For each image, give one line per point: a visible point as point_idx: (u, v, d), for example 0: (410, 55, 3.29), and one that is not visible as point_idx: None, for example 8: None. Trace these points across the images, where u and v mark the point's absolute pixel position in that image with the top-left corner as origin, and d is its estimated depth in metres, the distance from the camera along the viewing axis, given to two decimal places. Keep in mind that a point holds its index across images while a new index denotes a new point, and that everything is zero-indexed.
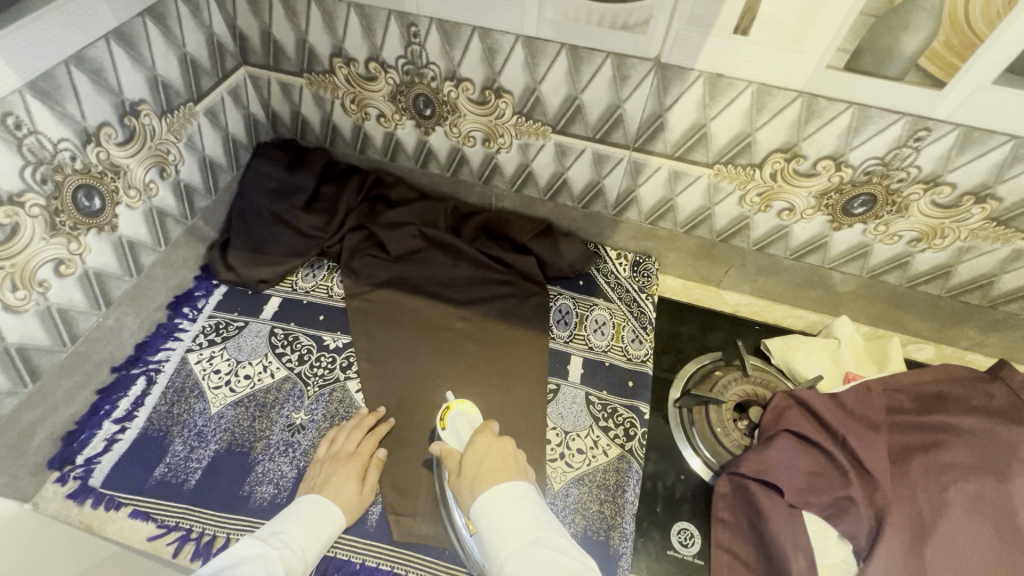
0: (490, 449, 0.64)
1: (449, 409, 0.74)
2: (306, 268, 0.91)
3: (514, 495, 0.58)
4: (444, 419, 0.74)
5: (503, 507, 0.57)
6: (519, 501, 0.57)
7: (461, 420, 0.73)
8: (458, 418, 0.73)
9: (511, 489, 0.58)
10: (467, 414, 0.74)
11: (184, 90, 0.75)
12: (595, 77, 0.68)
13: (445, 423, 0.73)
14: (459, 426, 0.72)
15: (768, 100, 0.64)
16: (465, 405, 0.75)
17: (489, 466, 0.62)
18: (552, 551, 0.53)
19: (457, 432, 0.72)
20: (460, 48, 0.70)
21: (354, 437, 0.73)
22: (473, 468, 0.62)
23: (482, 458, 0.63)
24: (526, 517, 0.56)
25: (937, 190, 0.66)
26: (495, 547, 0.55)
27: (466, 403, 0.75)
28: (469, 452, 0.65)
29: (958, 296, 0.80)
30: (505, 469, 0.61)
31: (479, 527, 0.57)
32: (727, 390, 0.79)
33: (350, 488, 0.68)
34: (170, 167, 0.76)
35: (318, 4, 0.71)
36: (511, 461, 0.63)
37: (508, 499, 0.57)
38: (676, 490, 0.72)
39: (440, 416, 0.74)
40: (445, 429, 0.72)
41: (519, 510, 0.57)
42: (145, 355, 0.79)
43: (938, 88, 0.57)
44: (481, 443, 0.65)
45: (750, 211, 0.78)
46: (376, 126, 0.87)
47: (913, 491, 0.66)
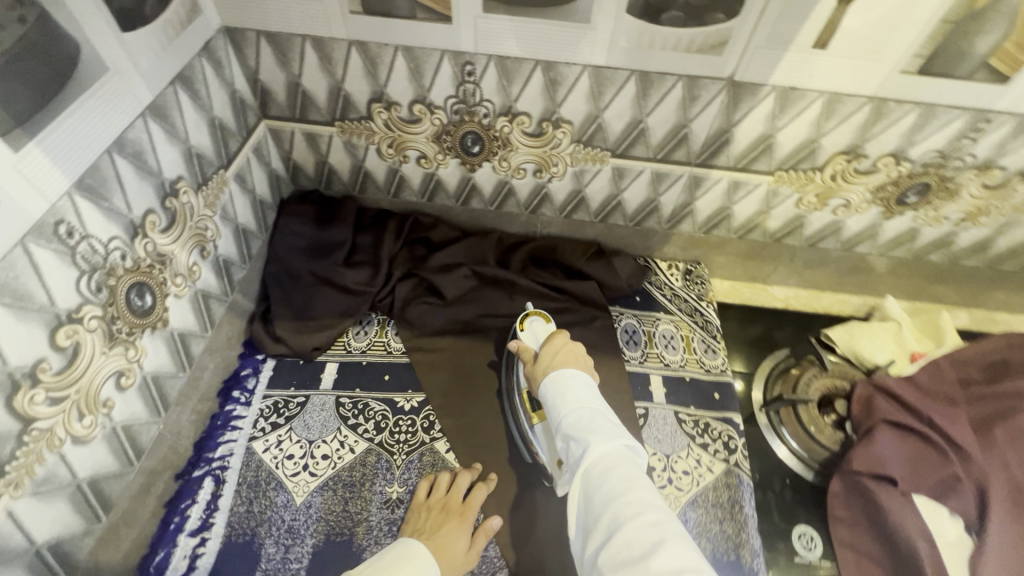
0: (564, 347, 0.67)
1: (527, 315, 0.77)
2: (355, 326, 0.85)
3: (578, 377, 0.60)
4: (523, 322, 0.76)
5: (568, 380, 0.59)
6: (581, 381, 0.59)
7: (539, 326, 0.75)
8: (535, 322, 0.76)
9: (578, 374, 0.60)
10: (544, 321, 0.76)
11: (215, 157, 0.67)
12: (664, 99, 0.67)
13: (523, 326, 0.76)
14: (537, 329, 0.75)
15: (837, 108, 0.65)
16: (543, 314, 0.78)
17: (560, 360, 0.65)
18: (604, 417, 0.55)
19: (534, 333, 0.74)
20: (520, 83, 0.67)
21: (458, 484, 0.70)
22: (546, 356, 0.66)
23: (555, 351, 0.67)
24: (589, 394, 0.58)
25: (989, 174, 0.70)
26: (555, 408, 0.57)
27: (542, 312, 0.77)
28: (544, 346, 0.68)
29: (993, 264, 0.85)
30: (576, 362, 0.64)
31: (546, 396, 0.60)
32: (809, 387, 0.81)
33: (458, 542, 0.64)
34: (209, 244, 0.68)
35: (361, 48, 0.66)
36: (583, 359, 0.66)
37: (572, 377, 0.59)
38: (786, 496, 0.74)
39: (518, 319, 0.78)
40: (522, 330, 0.75)
41: (580, 386, 0.58)
42: (205, 454, 0.71)
43: (1002, 84, 0.60)
44: (558, 340, 0.69)
45: (806, 210, 0.80)
46: (414, 167, 0.82)
47: (1003, 458, 0.70)
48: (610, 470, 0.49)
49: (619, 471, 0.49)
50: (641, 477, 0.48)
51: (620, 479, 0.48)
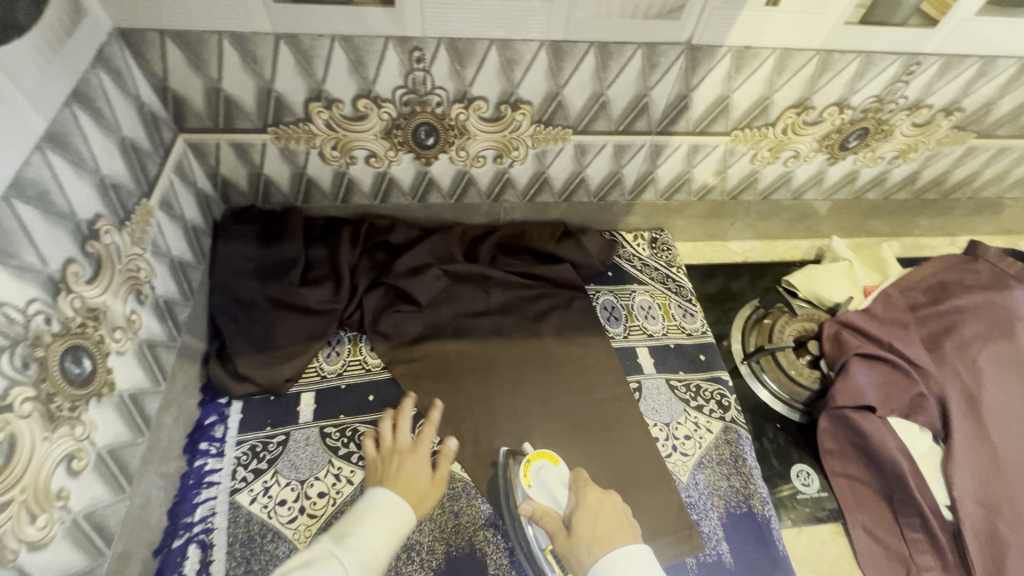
0: (602, 506, 0.61)
1: (531, 463, 0.67)
2: (325, 348, 0.79)
3: (640, 559, 0.53)
4: (527, 473, 0.66)
5: (631, 571, 0.52)
6: (646, 567, 0.53)
7: (549, 475, 0.66)
8: (544, 471, 0.67)
9: (636, 554, 0.54)
10: (553, 466, 0.67)
11: (135, 185, 0.58)
12: (624, 69, 0.65)
13: (528, 478, 0.66)
14: (547, 479, 0.66)
15: (788, 63, 0.66)
16: (550, 454, 0.69)
17: (603, 526, 0.58)
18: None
19: (548, 487, 0.65)
20: (474, 65, 0.62)
21: (402, 429, 0.69)
22: (586, 524, 0.58)
23: (593, 515, 0.60)
24: None
25: (918, 113, 0.75)
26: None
27: (548, 455, 0.68)
28: (578, 511, 0.60)
29: (919, 195, 0.93)
30: (622, 529, 0.58)
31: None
32: (784, 333, 0.85)
33: (422, 476, 0.64)
34: (145, 286, 0.59)
35: (291, 42, 0.58)
36: (624, 517, 0.60)
37: (635, 564, 0.53)
38: (779, 439, 0.78)
39: (521, 467, 0.67)
40: (531, 486, 0.66)
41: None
42: (183, 519, 0.64)
43: (932, 26, 0.63)
44: (591, 498, 0.62)
45: (760, 165, 0.82)
46: (364, 169, 0.75)
47: (954, 369, 0.78)
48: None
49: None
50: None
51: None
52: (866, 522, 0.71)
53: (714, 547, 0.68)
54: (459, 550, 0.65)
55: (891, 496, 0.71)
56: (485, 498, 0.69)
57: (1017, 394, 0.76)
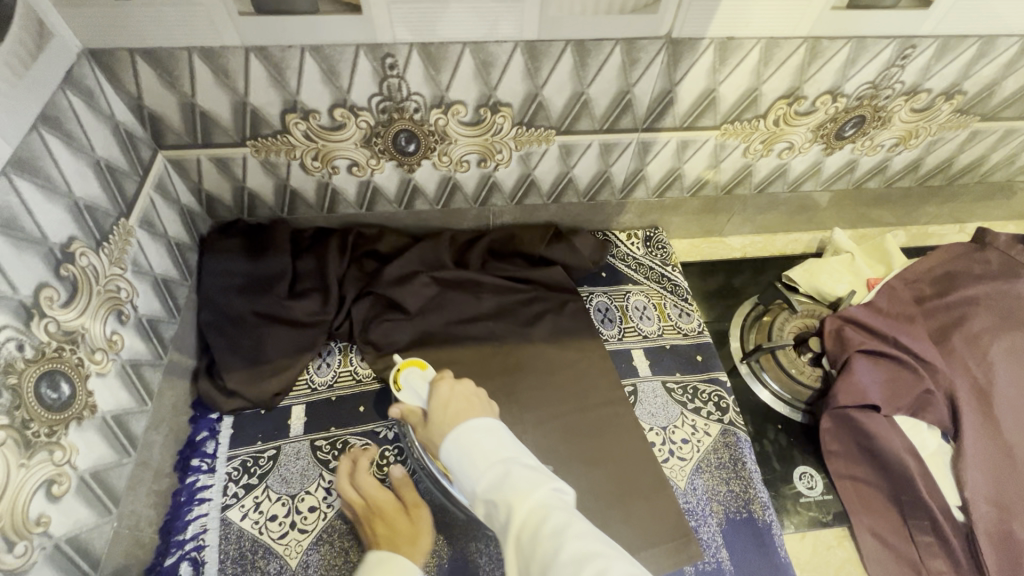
0: (454, 395, 0.63)
1: (401, 370, 0.70)
2: (316, 360, 0.79)
3: (483, 427, 0.56)
4: (397, 380, 0.69)
5: (473, 436, 0.55)
6: (488, 430, 0.55)
7: (416, 378, 0.69)
8: (410, 376, 0.69)
9: (477, 423, 0.56)
10: (420, 370, 0.70)
11: (112, 206, 0.58)
12: (604, 67, 0.63)
13: (399, 384, 0.69)
14: (414, 382, 0.69)
15: (775, 52, 0.64)
16: (417, 361, 0.71)
17: (453, 410, 0.61)
18: (517, 467, 0.52)
19: (414, 389, 0.68)
20: (449, 70, 0.61)
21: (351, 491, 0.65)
22: (439, 413, 0.61)
23: (446, 402, 0.62)
24: (496, 444, 0.54)
25: (916, 98, 0.72)
26: (463, 474, 0.53)
27: (417, 361, 0.71)
28: (432, 402, 0.63)
29: (924, 182, 0.90)
30: (471, 409, 0.60)
31: (453, 458, 0.55)
32: (784, 331, 0.82)
33: (399, 516, 0.62)
34: (126, 306, 0.59)
35: (261, 55, 0.57)
36: (474, 399, 0.62)
37: (477, 431, 0.55)
38: (782, 441, 0.75)
39: (392, 377, 0.70)
40: (400, 391, 0.69)
41: (489, 440, 0.54)
42: (175, 538, 0.64)
43: (925, 8, 0.60)
44: (444, 390, 0.64)
45: (753, 158, 0.80)
46: (347, 178, 0.75)
47: (963, 364, 0.75)
48: (538, 526, 0.46)
49: (551, 524, 0.45)
50: (573, 521, 0.46)
51: (550, 539, 0.44)
52: (872, 525, 0.69)
53: (712, 554, 0.66)
54: (451, 562, 0.65)
55: (899, 498, 0.68)
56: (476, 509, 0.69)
57: None
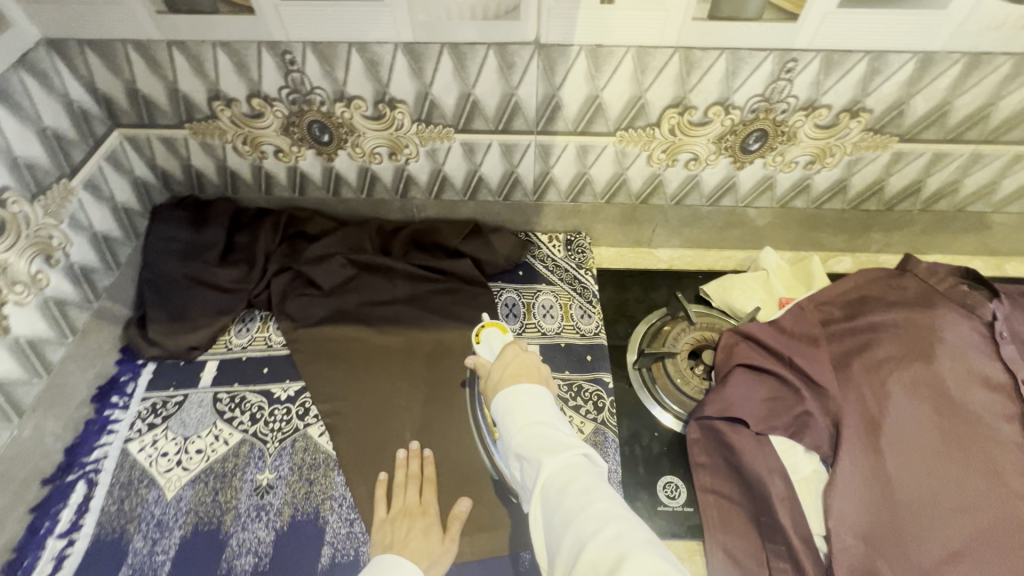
0: (516, 360, 0.65)
1: (483, 327, 0.74)
2: (238, 323, 0.87)
3: (531, 391, 0.58)
4: (479, 334, 0.73)
5: (520, 397, 0.58)
6: (533, 393, 0.58)
7: (495, 337, 0.72)
8: (491, 334, 0.73)
9: (527, 387, 0.59)
10: (501, 332, 0.73)
11: (54, 167, 0.69)
12: (482, 70, 0.68)
13: (479, 338, 0.73)
14: (493, 340, 0.72)
15: (648, 61, 0.66)
16: (500, 325, 0.75)
17: (514, 373, 0.63)
18: (556, 431, 0.54)
19: (491, 346, 0.71)
20: (342, 67, 0.69)
21: (408, 490, 0.71)
22: (498, 372, 0.64)
23: (507, 365, 0.64)
24: (537, 405, 0.57)
25: (817, 113, 0.71)
26: (506, 429, 0.57)
27: (499, 323, 0.75)
28: (495, 362, 0.66)
29: (858, 206, 0.86)
30: (529, 376, 0.62)
31: (499, 416, 0.58)
32: (678, 341, 0.82)
33: (431, 540, 0.66)
34: (57, 252, 0.70)
35: (181, 48, 0.67)
36: (536, 372, 0.63)
37: (524, 394, 0.58)
38: (654, 448, 0.75)
39: (475, 330, 0.74)
40: (478, 343, 0.72)
41: (533, 400, 0.57)
42: (79, 458, 0.73)
43: (793, 21, 0.61)
44: (509, 353, 0.66)
45: (659, 167, 0.81)
46: (276, 162, 0.84)
47: (858, 391, 0.71)
48: (565, 483, 0.49)
49: (577, 484, 0.48)
50: (597, 484, 0.49)
51: (577, 496, 0.47)
52: (725, 542, 0.66)
53: None
54: (304, 515, 0.70)
55: (758, 518, 0.66)
56: (340, 471, 0.73)
57: (930, 424, 0.68)
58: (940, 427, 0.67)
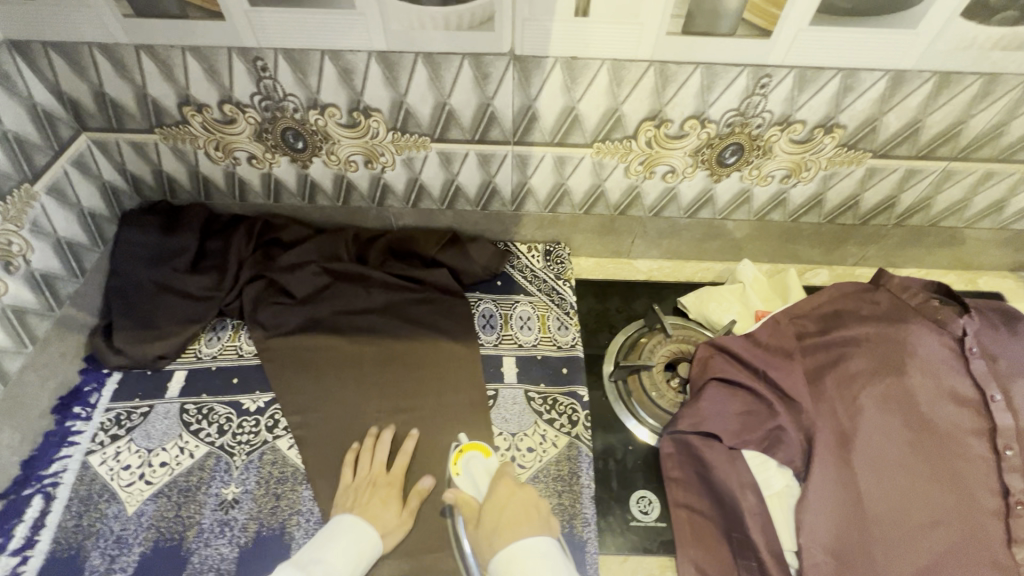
0: (512, 498, 0.63)
1: (462, 452, 0.72)
2: (208, 332, 0.85)
3: (536, 552, 0.56)
4: (457, 462, 0.71)
5: (526, 563, 0.55)
6: (539, 558, 0.55)
7: (476, 465, 0.70)
8: (472, 460, 0.71)
9: (530, 545, 0.56)
10: (481, 457, 0.71)
11: (15, 172, 0.67)
12: (458, 80, 0.67)
13: (458, 468, 0.71)
14: (473, 469, 0.70)
15: (624, 74, 0.66)
16: (480, 447, 0.73)
17: (509, 516, 0.61)
18: None
19: (472, 476, 0.70)
20: (315, 74, 0.68)
21: (377, 460, 0.72)
22: (494, 513, 0.62)
23: (502, 504, 0.63)
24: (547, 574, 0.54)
25: (791, 129, 0.72)
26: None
27: (479, 446, 0.73)
28: (489, 499, 0.64)
29: (834, 220, 0.87)
30: (528, 522, 0.60)
31: None
32: (654, 353, 0.81)
33: (389, 510, 0.68)
34: (16, 259, 0.68)
35: (148, 52, 0.66)
36: (534, 510, 0.62)
37: (527, 556, 0.55)
38: (627, 462, 0.74)
39: (453, 457, 0.72)
40: (458, 475, 0.70)
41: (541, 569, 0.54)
42: (37, 471, 0.71)
43: (766, 37, 0.61)
44: (502, 490, 0.65)
45: (637, 179, 0.81)
46: (249, 169, 0.82)
47: (831, 406, 0.71)
48: None
49: None
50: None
51: None
52: (697, 558, 0.66)
53: None
54: (269, 530, 0.68)
55: (729, 534, 0.66)
56: (308, 485, 0.72)
57: (901, 440, 0.68)
58: (912, 442, 0.68)
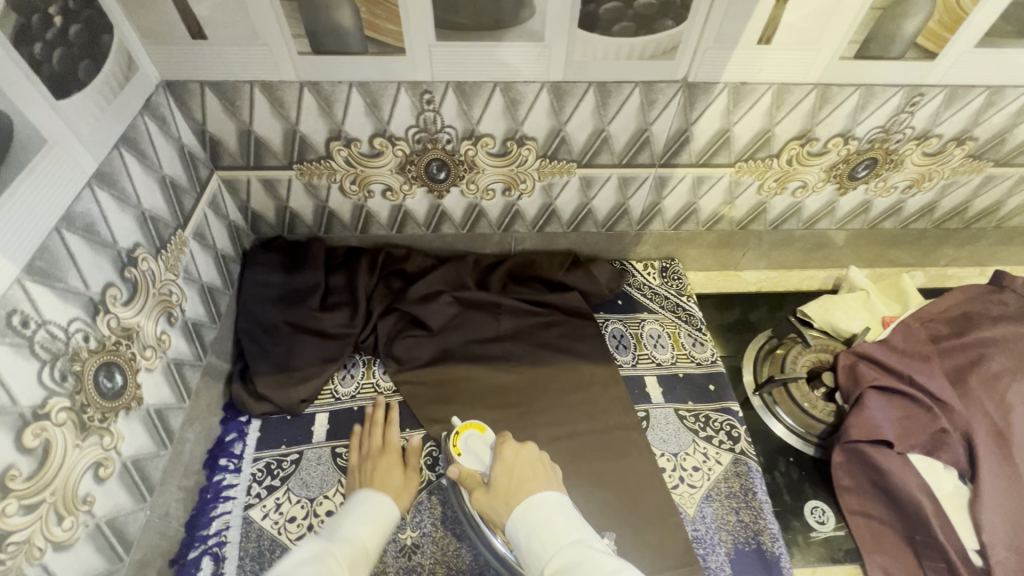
0: (518, 460, 0.62)
1: (459, 433, 0.69)
2: (341, 370, 0.82)
3: (552, 501, 0.54)
4: (457, 445, 0.68)
5: (543, 512, 0.53)
6: (557, 506, 0.53)
7: (476, 442, 0.68)
8: (471, 440, 0.68)
9: (546, 498, 0.54)
10: (479, 433, 0.69)
11: (171, 218, 0.64)
12: (623, 107, 0.68)
13: (459, 448, 0.68)
14: (475, 447, 0.68)
15: (786, 97, 0.68)
16: (477, 424, 0.70)
17: (519, 477, 0.60)
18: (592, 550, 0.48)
19: (475, 453, 0.67)
20: (480, 105, 0.67)
21: (374, 435, 0.74)
22: (503, 480, 0.60)
23: (511, 469, 0.61)
24: (565, 521, 0.52)
25: (928, 142, 0.75)
26: (535, 555, 0.50)
27: (475, 424, 0.70)
28: (496, 466, 0.62)
29: (941, 225, 0.91)
30: (538, 478, 0.59)
31: (522, 543, 0.52)
32: (797, 364, 0.83)
33: (394, 475, 0.69)
34: (176, 309, 0.64)
35: (313, 88, 0.64)
36: (542, 468, 0.61)
37: (545, 506, 0.53)
38: (793, 474, 0.76)
39: (450, 439, 0.69)
40: (460, 454, 0.67)
41: (560, 517, 0.52)
42: (199, 532, 0.67)
43: (932, 59, 0.64)
44: (507, 453, 0.63)
45: (767, 196, 0.83)
46: (381, 202, 0.80)
47: (982, 405, 0.74)
48: None
49: None
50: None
51: None
52: (884, 564, 0.67)
53: None
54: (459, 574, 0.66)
55: (914, 538, 0.67)
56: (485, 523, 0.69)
57: None
58: None
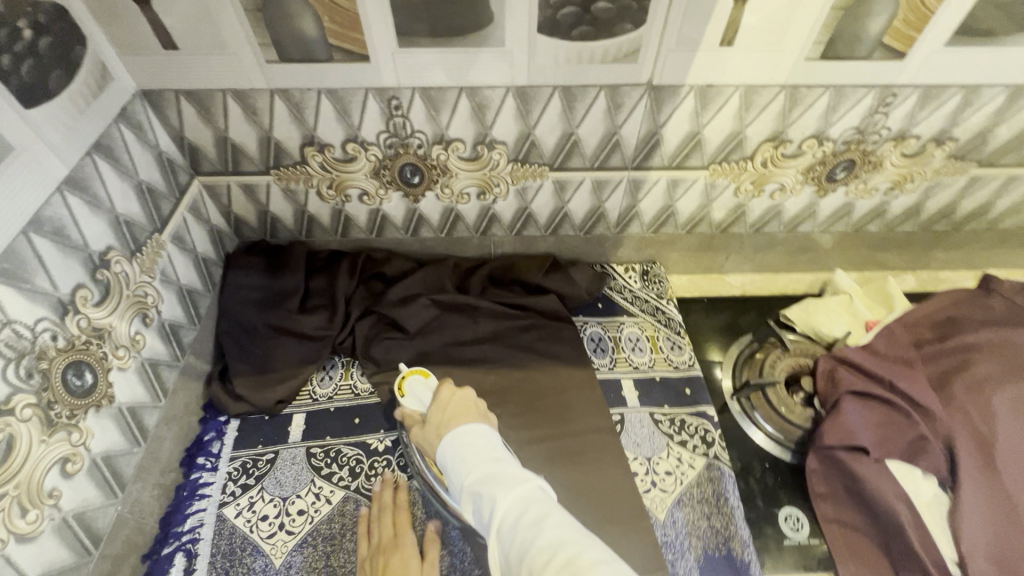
0: (453, 398, 0.65)
1: (405, 377, 0.74)
2: (320, 372, 0.83)
3: (477, 430, 0.58)
4: (402, 387, 0.73)
5: (469, 437, 0.56)
6: (482, 435, 0.57)
7: (418, 385, 0.73)
8: (414, 384, 0.73)
9: (474, 428, 0.58)
10: (422, 378, 0.74)
11: (148, 222, 0.66)
12: (590, 110, 0.68)
13: (403, 390, 0.73)
14: (418, 390, 0.72)
15: (755, 99, 0.67)
16: (421, 370, 0.76)
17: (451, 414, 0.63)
18: (509, 468, 0.52)
19: (417, 396, 0.71)
20: (448, 111, 0.68)
21: (384, 521, 0.68)
22: (437, 416, 0.64)
23: (446, 406, 0.64)
24: (486, 443, 0.56)
25: (906, 143, 0.74)
26: (458, 471, 0.54)
27: (420, 370, 0.75)
28: (431, 407, 0.65)
29: (929, 227, 0.89)
30: (468, 415, 0.62)
31: (447, 462, 0.56)
32: (775, 369, 0.83)
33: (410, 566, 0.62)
34: (151, 310, 0.66)
35: (283, 95, 0.66)
36: (474, 404, 0.64)
37: (471, 434, 0.57)
38: (769, 480, 0.75)
39: (397, 383, 0.74)
40: (403, 396, 0.72)
41: (481, 441, 0.56)
42: (173, 529, 0.68)
43: (901, 59, 0.63)
44: (444, 394, 0.66)
45: (745, 198, 0.82)
46: (358, 206, 0.82)
47: (965, 411, 0.72)
48: (519, 517, 0.47)
49: (532, 514, 0.47)
50: (553, 511, 0.47)
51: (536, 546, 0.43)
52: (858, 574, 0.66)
53: None
54: None
55: (889, 546, 0.65)
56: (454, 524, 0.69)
57: None
58: None
